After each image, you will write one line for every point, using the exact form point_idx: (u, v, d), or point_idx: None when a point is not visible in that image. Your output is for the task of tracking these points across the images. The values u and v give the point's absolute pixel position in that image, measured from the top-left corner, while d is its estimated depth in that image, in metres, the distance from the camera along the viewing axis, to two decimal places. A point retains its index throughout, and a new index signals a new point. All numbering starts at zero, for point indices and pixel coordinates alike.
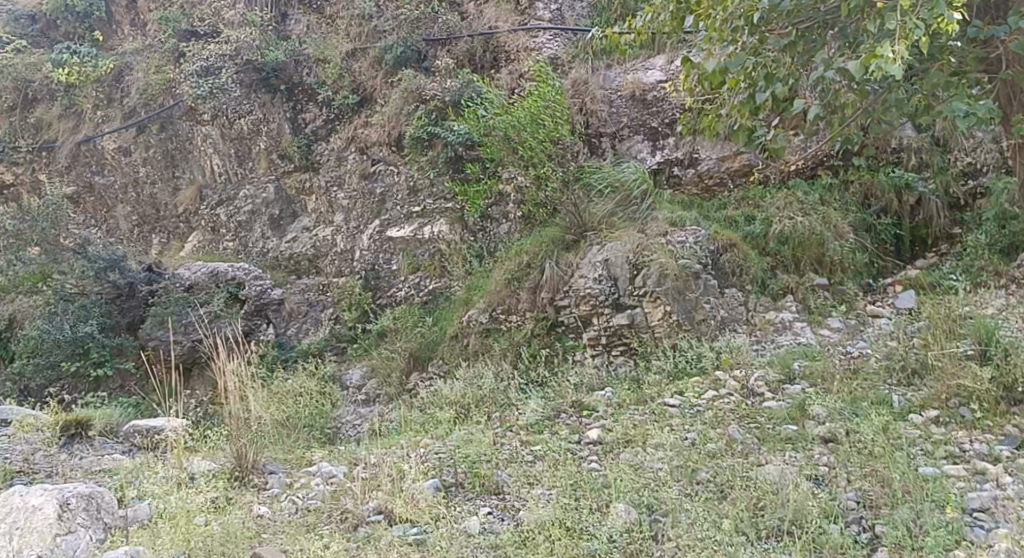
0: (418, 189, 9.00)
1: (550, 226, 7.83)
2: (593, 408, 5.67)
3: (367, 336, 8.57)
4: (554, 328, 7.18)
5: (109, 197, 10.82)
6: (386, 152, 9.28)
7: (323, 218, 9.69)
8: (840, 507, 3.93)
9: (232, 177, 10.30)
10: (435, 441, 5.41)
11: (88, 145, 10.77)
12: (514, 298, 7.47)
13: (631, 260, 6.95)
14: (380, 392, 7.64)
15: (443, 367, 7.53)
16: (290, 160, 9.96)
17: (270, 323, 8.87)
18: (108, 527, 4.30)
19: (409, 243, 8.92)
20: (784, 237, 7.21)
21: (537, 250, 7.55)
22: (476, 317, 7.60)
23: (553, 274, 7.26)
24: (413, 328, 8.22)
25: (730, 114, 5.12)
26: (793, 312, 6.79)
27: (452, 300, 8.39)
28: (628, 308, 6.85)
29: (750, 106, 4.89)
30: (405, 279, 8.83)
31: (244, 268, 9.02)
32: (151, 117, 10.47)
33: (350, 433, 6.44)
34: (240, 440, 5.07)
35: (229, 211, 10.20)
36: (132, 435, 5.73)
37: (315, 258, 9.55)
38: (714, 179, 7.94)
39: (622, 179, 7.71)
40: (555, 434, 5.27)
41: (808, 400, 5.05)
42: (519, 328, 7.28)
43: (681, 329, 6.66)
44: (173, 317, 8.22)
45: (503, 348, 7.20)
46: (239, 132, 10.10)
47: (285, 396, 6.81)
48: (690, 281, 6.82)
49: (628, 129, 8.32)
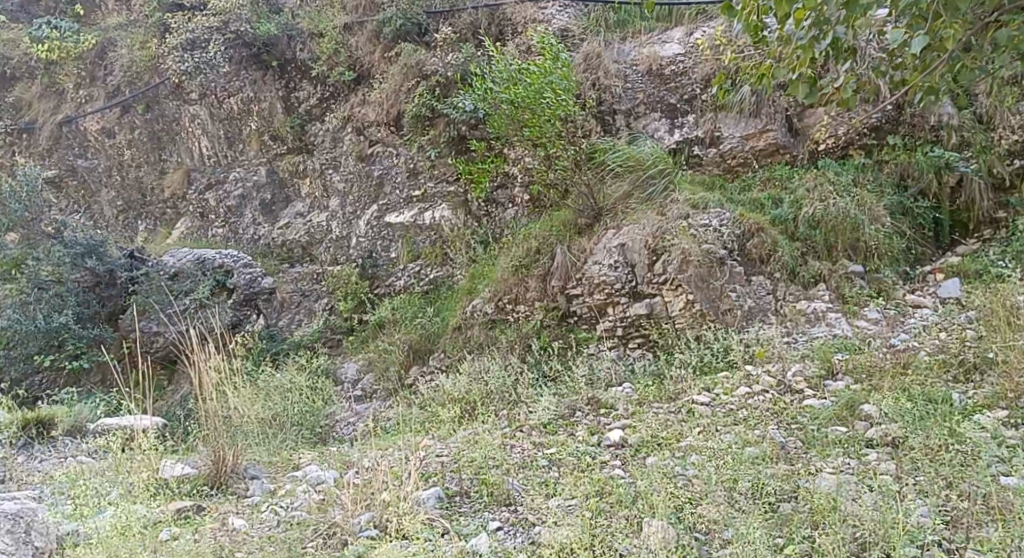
0: (418, 171, 8.47)
1: (560, 209, 7.27)
2: (612, 407, 5.10)
3: (364, 328, 8.02)
4: (565, 319, 6.63)
5: (92, 180, 10.29)
6: (384, 132, 8.71)
7: (318, 203, 9.14)
8: (917, 528, 3.35)
9: (222, 159, 9.74)
10: (437, 443, 4.89)
11: (71, 126, 10.17)
12: (522, 286, 6.89)
13: (649, 245, 6.39)
14: (378, 388, 7.10)
15: (444, 361, 6.97)
16: (283, 141, 9.40)
17: (261, 313, 8.32)
18: (40, 552, 3.68)
19: (409, 229, 8.37)
20: (815, 220, 6.64)
21: (546, 233, 7.06)
22: (481, 308, 7.04)
23: (565, 260, 6.72)
24: (413, 320, 7.67)
25: (788, 62, 4.61)
26: (826, 302, 6.21)
27: (454, 290, 7.83)
28: (646, 297, 6.32)
29: (811, 52, 4.43)
30: (404, 267, 8.26)
31: (233, 255, 8.47)
32: (136, 96, 9.91)
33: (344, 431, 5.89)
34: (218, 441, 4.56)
35: (218, 196, 9.66)
36: (99, 434, 5.19)
37: (308, 245, 8.98)
38: (738, 158, 7.31)
39: (639, 157, 7.17)
40: (571, 436, 4.71)
41: (857, 398, 4.50)
42: (527, 319, 6.73)
43: (705, 319, 6.11)
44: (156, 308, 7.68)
45: (510, 340, 6.66)
46: (228, 111, 9.58)
47: (268, 391, 6.24)
48: (714, 268, 6.23)
49: (644, 105, 7.73)
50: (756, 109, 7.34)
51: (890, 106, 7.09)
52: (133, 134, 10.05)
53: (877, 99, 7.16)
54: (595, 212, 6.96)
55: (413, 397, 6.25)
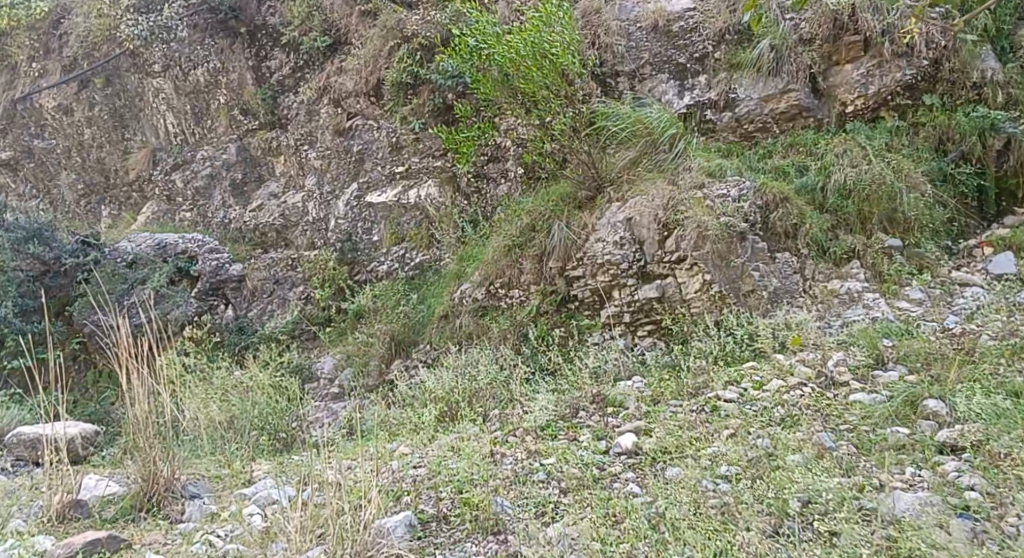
0: (402, 146, 7.67)
1: (557, 183, 6.48)
2: (621, 406, 4.33)
3: (343, 318, 7.25)
4: (565, 304, 5.84)
5: (50, 163, 9.48)
6: (363, 103, 7.90)
7: (294, 181, 8.34)
8: None
9: (189, 137, 8.94)
10: (416, 451, 4.16)
11: (25, 103, 9.38)
12: (516, 269, 6.11)
13: (659, 219, 5.62)
14: (356, 385, 6.35)
15: (430, 354, 6.21)
16: (254, 115, 8.59)
17: (230, 303, 7.58)
18: None
19: (392, 209, 7.58)
20: (846, 189, 5.86)
21: (542, 208, 6.26)
22: (471, 293, 6.25)
23: (563, 238, 5.95)
24: (395, 308, 6.90)
25: None
26: (862, 281, 5.45)
27: (441, 274, 7.06)
28: (656, 279, 5.56)
29: None
30: (387, 250, 7.48)
31: (198, 241, 7.75)
32: (94, 70, 9.12)
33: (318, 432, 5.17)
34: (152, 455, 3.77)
35: (185, 177, 8.86)
36: (14, 445, 4.34)
37: (283, 229, 8.18)
38: (755, 123, 6.47)
39: (644, 121, 6.36)
40: (574, 441, 3.96)
41: (919, 391, 3.74)
42: (522, 306, 5.96)
43: (724, 303, 5.34)
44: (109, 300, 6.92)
45: (503, 329, 5.88)
46: (195, 84, 8.78)
47: (222, 392, 5.43)
48: (735, 243, 5.47)
49: (650, 66, 6.91)
50: (776, 67, 6.52)
51: (927, 61, 6.25)
52: (93, 111, 9.26)
53: (912, 52, 6.29)
54: (596, 184, 6.20)
55: (392, 396, 5.53)
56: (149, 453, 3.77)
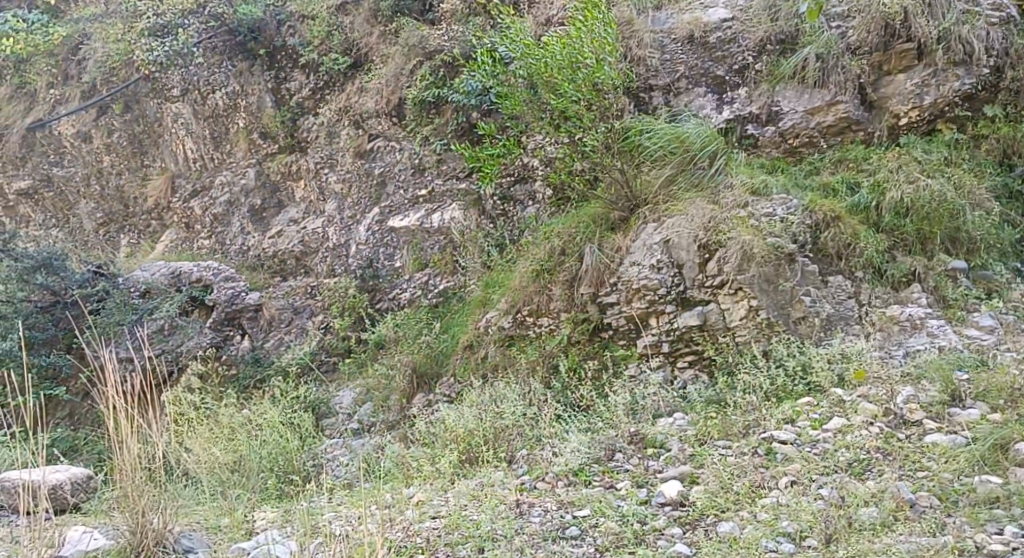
0: (425, 167, 7.34)
1: (588, 205, 6.03)
2: (662, 448, 3.90)
3: (363, 348, 6.89)
4: (598, 333, 5.42)
5: (69, 191, 9.29)
6: (385, 125, 7.62)
7: (314, 207, 8.03)
8: None
9: (209, 163, 8.71)
10: (435, 498, 3.79)
11: (43, 130, 9.21)
12: (545, 296, 5.72)
13: (699, 240, 5.19)
14: (376, 420, 5.97)
15: (453, 388, 5.83)
16: (273, 139, 8.34)
17: (245, 334, 7.23)
18: None
19: (415, 234, 7.22)
20: (904, 207, 5.36)
21: (572, 230, 5.85)
22: (496, 322, 5.88)
23: (595, 263, 5.52)
24: (417, 338, 6.52)
25: None
26: (924, 307, 4.96)
27: (466, 302, 6.68)
28: (697, 305, 5.12)
29: None
30: (409, 277, 7.12)
31: (213, 269, 7.45)
32: (113, 96, 8.93)
33: (336, 474, 4.92)
34: (139, 507, 3.54)
35: (203, 204, 8.61)
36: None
37: (303, 255, 7.88)
38: (801, 137, 6.00)
39: (681, 133, 5.92)
40: (611, 488, 3.56)
41: (1007, 432, 3.27)
42: (551, 335, 5.56)
43: (773, 331, 4.87)
44: (119, 332, 6.65)
45: (530, 360, 5.47)
46: (213, 108, 8.57)
47: (229, 432, 5.06)
48: (784, 265, 5.00)
49: (685, 80, 6.46)
50: (821, 78, 6.07)
51: (988, 70, 5.77)
52: (111, 138, 9.07)
53: (971, 60, 5.78)
54: (629, 203, 5.75)
55: (413, 434, 5.15)
56: (136, 504, 3.53)
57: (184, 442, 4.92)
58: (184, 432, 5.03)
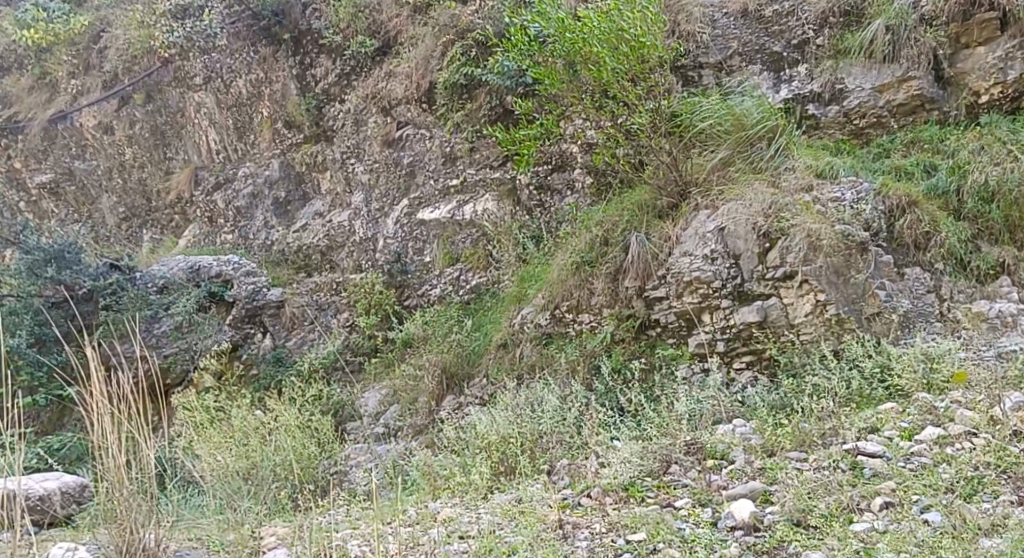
0: (456, 155, 6.91)
1: (635, 192, 5.48)
2: (724, 459, 3.40)
3: (390, 348, 6.46)
4: (645, 331, 4.95)
5: (92, 186, 9.03)
6: (414, 111, 7.19)
7: (340, 199, 7.63)
8: None
9: (232, 154, 8.35)
10: (465, 514, 3.37)
11: (65, 122, 8.95)
12: (586, 290, 5.24)
13: (759, 227, 4.65)
14: (402, 425, 5.54)
15: (486, 390, 5.39)
16: (298, 128, 7.95)
17: (267, 332, 6.81)
18: None
19: (446, 227, 6.79)
20: (989, 190, 4.77)
21: (617, 219, 5.32)
22: (533, 319, 5.44)
23: (641, 254, 5.02)
24: (447, 336, 6.07)
25: None
26: (1016, 302, 4.38)
27: (500, 298, 6.23)
28: (756, 300, 4.60)
29: None
30: (439, 273, 6.69)
31: (234, 263, 7.02)
32: (135, 86, 8.67)
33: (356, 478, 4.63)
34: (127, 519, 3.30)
35: (226, 197, 8.28)
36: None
37: (328, 250, 7.49)
38: (869, 117, 5.43)
39: (738, 110, 5.32)
40: (667, 506, 3.12)
41: None
42: (592, 333, 5.10)
43: (843, 329, 4.34)
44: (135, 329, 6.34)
45: (570, 359, 5.01)
46: (237, 97, 8.24)
47: (241, 435, 4.64)
48: (855, 254, 4.47)
49: (739, 56, 5.94)
50: (891, 52, 5.45)
51: None
52: (133, 129, 8.78)
53: None
54: (679, 190, 5.16)
55: (442, 440, 4.73)
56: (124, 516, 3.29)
57: (192, 448, 4.52)
58: (196, 438, 4.69)
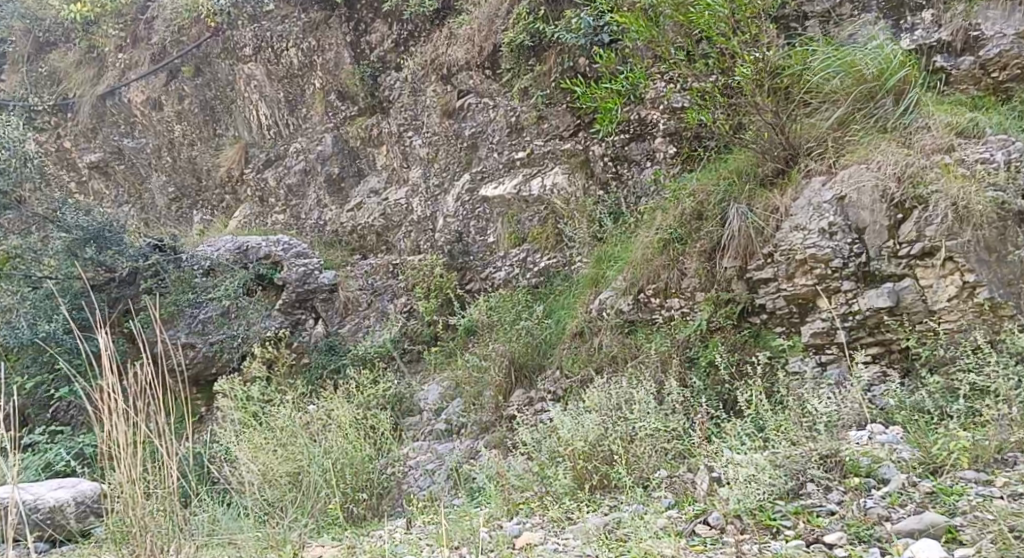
0: (522, 126, 6.29)
1: (730, 157, 4.76)
2: (871, 477, 2.80)
3: (452, 337, 5.91)
4: (746, 318, 4.27)
5: (141, 164, 8.66)
6: (476, 79, 6.59)
7: (397, 175, 7.09)
8: None
9: (283, 129, 7.87)
10: (551, 543, 2.84)
11: (114, 98, 8.59)
12: (676, 271, 4.56)
13: (888, 195, 3.93)
14: (466, 422, 5.02)
15: (560, 384, 4.78)
16: (352, 100, 7.43)
17: (320, 318, 6.38)
18: None
19: (511, 204, 6.18)
20: None
21: (713, 189, 4.59)
22: (614, 304, 4.80)
23: (742, 228, 4.32)
24: (515, 323, 5.45)
25: None
26: None
27: (573, 281, 5.58)
28: (886, 281, 3.89)
29: None
30: (504, 254, 6.10)
31: (282, 243, 6.53)
32: (183, 58, 8.30)
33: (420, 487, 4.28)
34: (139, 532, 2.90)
35: (278, 174, 7.82)
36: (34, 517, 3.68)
37: (384, 230, 6.96)
38: (1010, 69, 4.48)
39: (855, 57, 4.52)
40: (817, 544, 2.57)
41: None
42: (684, 321, 4.42)
43: (998, 316, 3.63)
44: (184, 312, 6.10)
45: (659, 350, 4.34)
46: (288, 67, 7.71)
47: (285, 435, 4.07)
48: (1011, 226, 3.69)
49: (852, 4, 5.10)
50: None
51: None
52: (182, 105, 8.40)
53: None
54: (787, 154, 4.41)
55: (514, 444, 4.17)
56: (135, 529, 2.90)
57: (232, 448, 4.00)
58: (237, 436, 4.17)
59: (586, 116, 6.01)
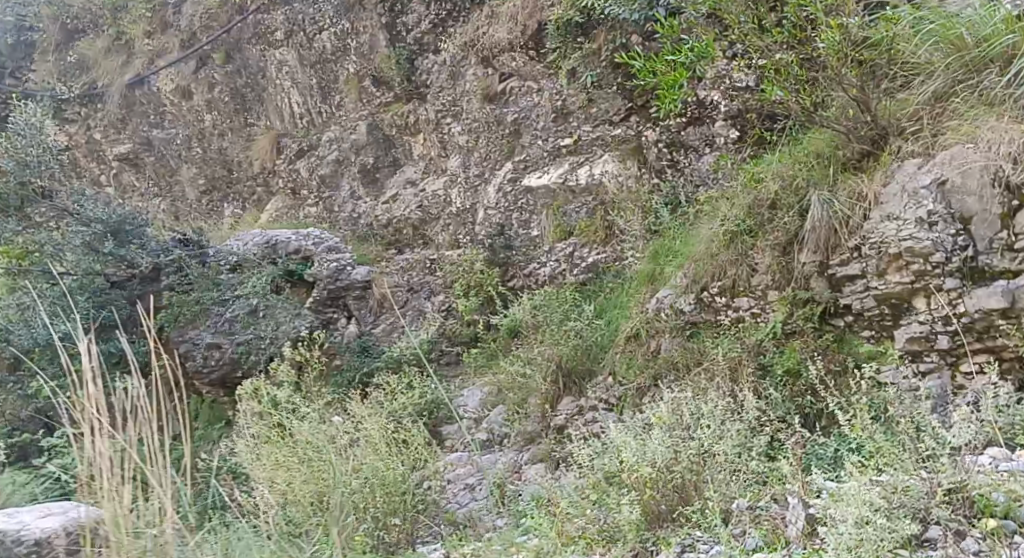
0: (568, 110, 5.82)
1: (807, 137, 4.25)
2: (1010, 519, 2.39)
3: (493, 337, 5.50)
4: (828, 321, 3.79)
5: (171, 156, 8.35)
6: (520, 60, 6.10)
7: (435, 164, 6.68)
8: None
9: (316, 118, 7.50)
10: None
11: (143, 86, 8.30)
12: (745, 267, 4.06)
13: (1000, 179, 3.39)
14: (509, 432, 4.57)
15: (613, 392, 4.33)
16: (388, 86, 7.02)
17: (352, 317, 5.97)
18: None
19: (557, 194, 5.73)
20: None
21: (788, 172, 4.10)
22: (673, 303, 4.31)
23: (825, 219, 3.80)
24: (562, 323, 4.99)
25: None
26: None
27: (625, 277, 5.11)
28: (997, 279, 3.34)
29: None
30: (549, 248, 5.65)
31: (314, 237, 6.15)
32: (213, 44, 7.98)
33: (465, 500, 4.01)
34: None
35: (310, 165, 7.48)
36: None
37: (421, 223, 6.58)
38: None
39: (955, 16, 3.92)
40: None
41: None
42: (755, 323, 3.90)
43: None
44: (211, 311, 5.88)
45: (728, 355, 3.81)
46: (321, 52, 7.35)
47: (309, 450, 3.66)
48: None
49: None
50: None
51: None
52: (212, 93, 8.06)
53: None
54: (876, 133, 3.91)
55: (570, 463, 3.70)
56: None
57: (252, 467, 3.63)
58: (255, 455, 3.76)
59: (639, 98, 5.52)
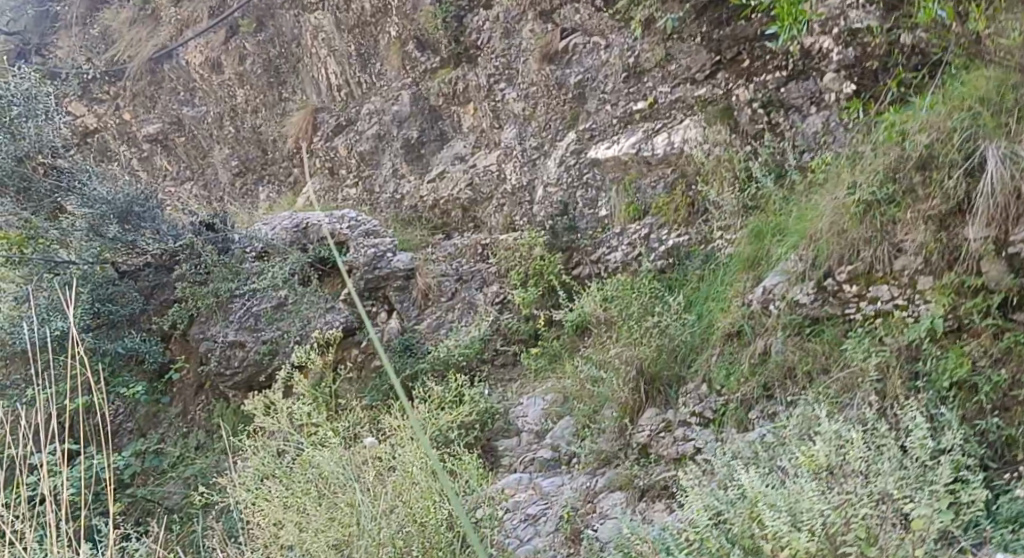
0: (643, 68, 4.95)
1: (966, 81, 3.24)
2: None
3: (556, 335, 4.66)
4: (1011, 318, 2.78)
5: (204, 136, 7.70)
6: (584, 13, 5.28)
7: (488, 136, 5.86)
8: None
9: (355, 89, 6.75)
10: None
11: (171, 61, 7.69)
12: (887, 247, 3.13)
13: None
14: (578, 452, 3.76)
15: (709, 405, 3.42)
16: (433, 50, 6.22)
17: (394, 310, 5.17)
18: None
19: (629, 167, 4.82)
20: None
21: (943, 123, 3.13)
22: (786, 294, 3.40)
23: (1004, 178, 2.86)
24: (640, 318, 4.08)
25: None
26: None
27: (717, 262, 4.19)
28: None
29: None
30: (619, 231, 4.75)
31: (350, 219, 5.33)
32: (245, 11, 7.35)
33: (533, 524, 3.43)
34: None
35: (348, 141, 6.67)
36: None
37: (471, 205, 5.78)
38: None
39: None
40: None
41: None
42: (905, 321, 2.97)
43: None
44: (232, 307, 5.18)
45: (871, 363, 2.92)
46: (359, 14, 6.59)
47: (336, 486, 3.04)
48: None
49: None
50: None
51: None
52: (243, 65, 7.41)
53: None
54: None
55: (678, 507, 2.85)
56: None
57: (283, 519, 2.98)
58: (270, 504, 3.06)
59: (728, 50, 4.57)
